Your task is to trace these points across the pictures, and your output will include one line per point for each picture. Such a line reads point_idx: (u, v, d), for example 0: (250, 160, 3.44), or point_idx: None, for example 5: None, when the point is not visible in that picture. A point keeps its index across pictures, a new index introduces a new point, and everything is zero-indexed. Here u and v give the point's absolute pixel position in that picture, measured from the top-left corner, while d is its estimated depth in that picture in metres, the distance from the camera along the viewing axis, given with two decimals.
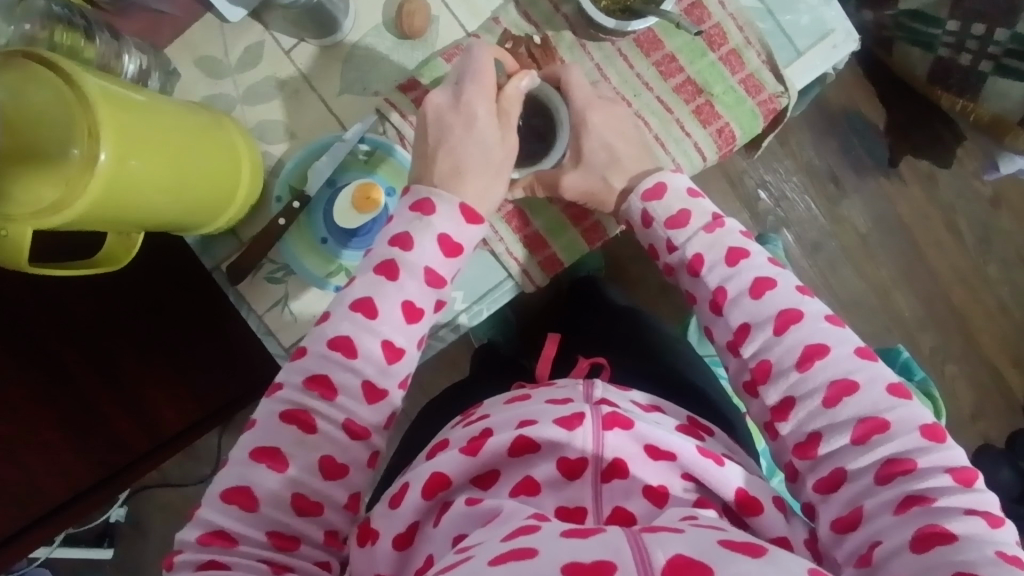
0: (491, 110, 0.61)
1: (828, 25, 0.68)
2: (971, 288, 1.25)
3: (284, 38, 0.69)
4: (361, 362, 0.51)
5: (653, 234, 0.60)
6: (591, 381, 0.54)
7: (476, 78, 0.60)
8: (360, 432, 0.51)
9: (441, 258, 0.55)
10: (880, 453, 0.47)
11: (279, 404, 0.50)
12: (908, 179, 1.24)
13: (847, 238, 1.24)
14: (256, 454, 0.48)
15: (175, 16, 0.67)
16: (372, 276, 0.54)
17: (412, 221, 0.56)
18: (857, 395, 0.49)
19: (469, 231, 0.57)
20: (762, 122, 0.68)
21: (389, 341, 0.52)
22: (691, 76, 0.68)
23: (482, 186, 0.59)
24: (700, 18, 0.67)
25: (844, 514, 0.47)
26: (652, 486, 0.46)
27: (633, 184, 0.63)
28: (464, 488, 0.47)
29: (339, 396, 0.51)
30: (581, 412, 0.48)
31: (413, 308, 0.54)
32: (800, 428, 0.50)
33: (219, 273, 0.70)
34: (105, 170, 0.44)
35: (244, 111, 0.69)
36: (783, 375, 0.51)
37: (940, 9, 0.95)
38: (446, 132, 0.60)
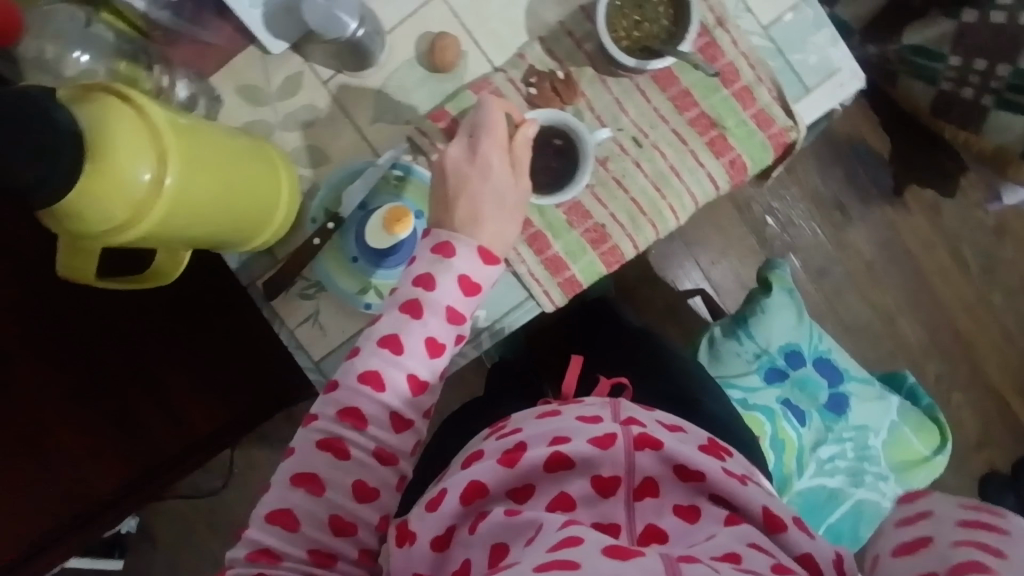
0: (502, 159, 0.63)
1: (835, 64, 0.72)
2: (977, 316, 1.27)
3: (322, 69, 0.73)
4: (388, 395, 0.54)
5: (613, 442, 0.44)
6: (617, 400, 0.58)
7: (489, 130, 0.62)
8: (388, 457, 0.54)
9: (463, 295, 0.57)
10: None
11: (315, 433, 0.54)
12: (913, 207, 1.27)
13: (853, 265, 1.27)
14: (295, 478, 0.52)
15: (220, 47, 0.71)
16: (397, 314, 0.56)
17: (434, 262, 0.58)
18: None
19: (487, 270, 0.59)
20: (773, 154, 0.72)
21: (414, 374, 0.55)
22: (706, 111, 0.71)
23: (497, 228, 0.61)
24: (713, 57, 0.71)
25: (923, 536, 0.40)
26: (681, 504, 0.50)
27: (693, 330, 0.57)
28: (500, 498, 0.50)
29: (369, 426, 0.54)
30: (613, 433, 0.53)
31: (436, 343, 0.56)
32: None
33: (254, 288, 0.74)
34: (167, 193, 0.48)
35: (282, 136, 0.73)
36: None
37: (942, 45, 0.99)
38: (462, 181, 0.62)
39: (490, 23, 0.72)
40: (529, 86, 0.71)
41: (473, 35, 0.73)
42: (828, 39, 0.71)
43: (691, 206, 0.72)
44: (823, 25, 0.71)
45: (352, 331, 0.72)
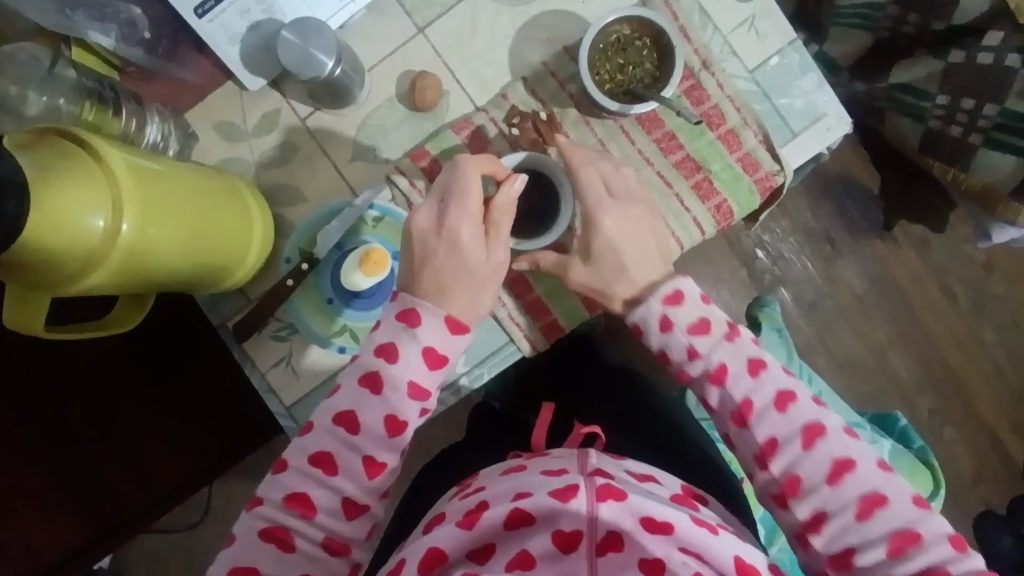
0: (474, 231, 0.59)
1: (821, 109, 0.70)
2: (967, 351, 1.26)
3: (299, 106, 0.71)
4: (341, 480, 0.52)
5: (670, 339, 0.60)
6: (586, 451, 0.56)
7: (460, 202, 0.59)
8: (340, 548, 0.52)
9: (427, 368, 0.55)
10: (914, 566, 0.50)
11: (258, 520, 0.51)
12: (902, 242, 1.26)
13: (843, 299, 1.26)
14: (234, 573, 0.49)
15: (197, 83, 0.70)
16: (357, 388, 0.54)
17: (399, 330, 0.56)
18: (889, 508, 0.51)
19: (454, 341, 0.57)
20: (760, 198, 0.70)
21: (372, 456, 0.53)
22: (691, 153, 0.70)
23: (466, 300, 0.58)
24: (699, 99, 0.70)
25: (840, 554, 0.52)
26: (649, 559, 0.47)
27: (652, 290, 0.62)
28: (460, 562, 0.49)
29: (318, 514, 0.51)
30: (575, 484, 0.50)
31: (396, 420, 0.54)
32: (784, 470, 0.54)
33: (224, 329, 0.71)
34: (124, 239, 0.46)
35: (258, 174, 0.71)
36: (812, 491, 0.53)
37: (930, 83, 0.99)
38: (430, 252, 0.59)
39: (473, 63, 0.71)
40: (512, 127, 0.70)
41: (455, 74, 0.71)
42: (815, 83, 0.70)
43: (677, 250, 0.70)
44: (809, 69, 0.70)
45: (325, 376, 0.70)
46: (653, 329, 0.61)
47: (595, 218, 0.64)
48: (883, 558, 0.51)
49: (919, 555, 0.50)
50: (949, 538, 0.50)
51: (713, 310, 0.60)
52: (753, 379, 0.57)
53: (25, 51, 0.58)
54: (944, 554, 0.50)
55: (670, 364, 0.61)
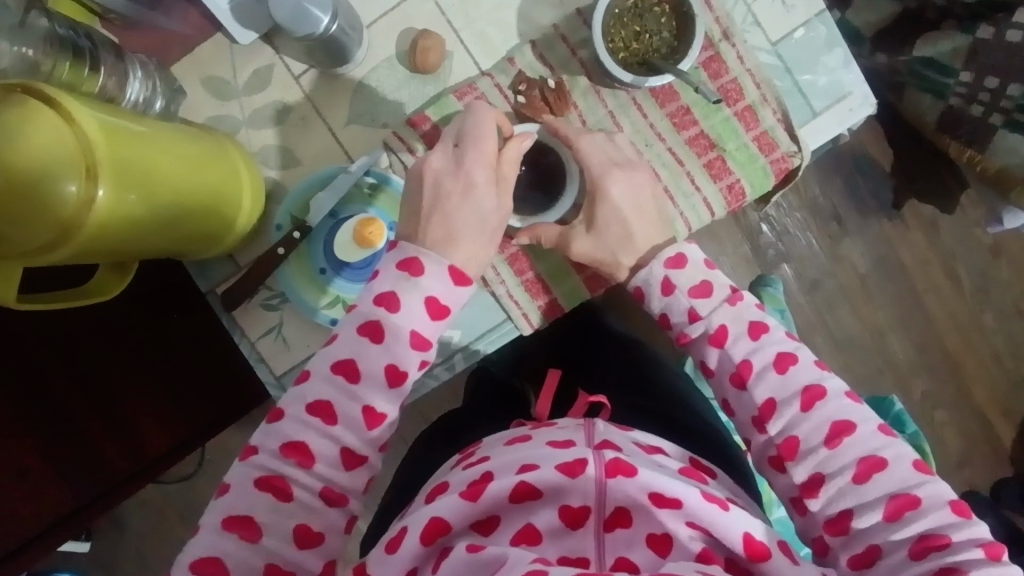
0: (488, 176, 0.59)
1: (846, 88, 0.66)
2: (966, 336, 1.25)
3: (294, 63, 0.67)
4: (340, 429, 0.50)
5: (673, 301, 0.59)
6: (592, 421, 0.55)
7: (476, 143, 0.58)
8: (338, 498, 0.50)
9: (429, 319, 0.54)
10: (914, 529, 0.48)
11: (254, 468, 0.49)
12: (911, 223, 1.23)
13: (846, 279, 1.24)
14: (228, 522, 0.47)
15: (185, 34, 0.66)
16: (357, 336, 0.52)
17: (398, 279, 0.54)
18: (886, 472, 0.50)
19: (457, 292, 0.55)
20: (774, 181, 0.67)
21: (371, 406, 0.51)
22: (705, 130, 0.67)
23: (476, 249, 0.57)
24: (717, 73, 0.66)
25: (836, 518, 0.50)
26: (656, 534, 0.47)
27: (654, 252, 0.61)
28: (463, 533, 0.48)
29: (316, 464, 0.50)
30: (584, 458, 0.49)
31: (397, 370, 0.52)
32: (781, 431, 0.53)
33: (213, 296, 0.69)
34: (99, 207, 0.43)
35: (249, 134, 0.68)
36: (811, 453, 0.51)
37: (955, 60, 0.94)
38: (442, 196, 0.58)
39: (478, 24, 0.67)
40: (518, 94, 0.66)
41: (460, 35, 0.67)
42: (841, 60, 0.66)
43: (684, 232, 0.67)
44: (836, 45, 0.66)
45: (317, 348, 0.68)
46: (655, 292, 0.60)
47: (600, 186, 0.62)
48: (880, 519, 0.49)
49: (917, 518, 0.48)
50: (949, 504, 0.49)
51: (715, 273, 0.59)
52: (753, 341, 0.56)
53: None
54: (942, 518, 0.48)
55: (671, 326, 0.60)
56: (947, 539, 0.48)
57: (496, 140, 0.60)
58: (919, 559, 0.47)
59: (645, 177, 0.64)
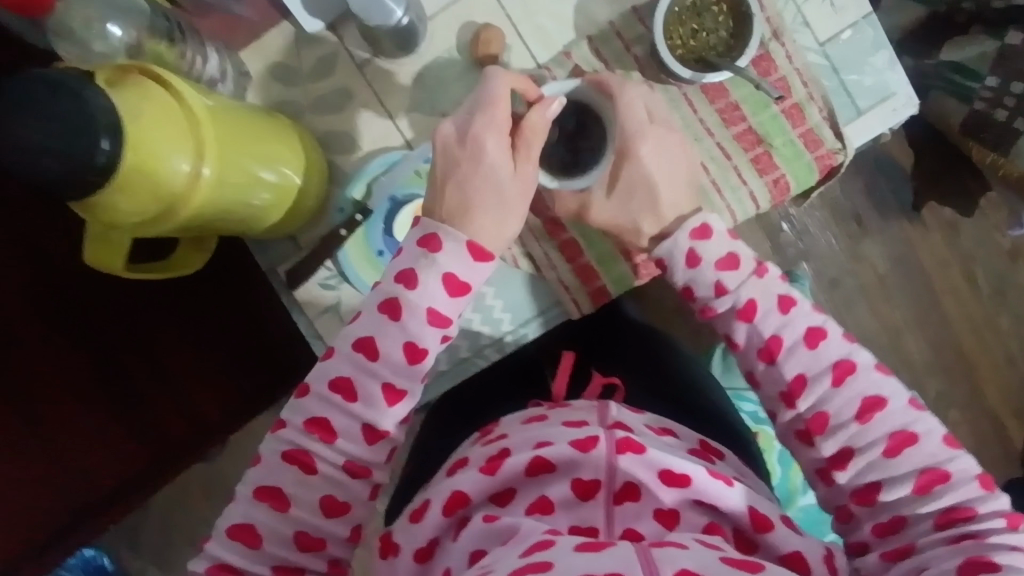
0: (500, 143, 0.59)
1: (891, 87, 0.69)
2: (981, 337, 1.27)
3: (358, 52, 0.70)
4: (360, 406, 0.54)
5: (698, 273, 0.60)
6: (606, 404, 0.58)
7: (486, 111, 0.58)
8: (360, 471, 0.54)
9: (448, 295, 0.56)
10: (941, 502, 0.52)
11: (282, 443, 0.53)
12: (931, 224, 1.26)
13: (865, 278, 1.26)
14: (259, 492, 0.52)
15: (250, 20, 0.68)
16: (377, 315, 0.55)
17: (419, 257, 0.56)
18: (916, 446, 0.53)
19: (476, 268, 0.56)
20: (818, 177, 0.70)
21: (390, 384, 0.54)
22: (753, 126, 0.69)
23: (491, 222, 0.58)
24: (767, 70, 0.68)
25: (864, 490, 0.54)
26: (663, 509, 0.49)
27: (672, 225, 0.62)
28: (482, 505, 0.51)
29: (338, 439, 0.53)
30: (596, 436, 0.52)
31: (416, 348, 0.55)
32: (811, 407, 0.55)
33: (273, 274, 0.72)
34: (202, 185, 0.46)
35: (313, 119, 0.70)
36: (840, 428, 0.54)
37: (982, 64, 0.97)
38: (452, 166, 0.59)
39: (537, 17, 0.70)
40: None
41: (518, 28, 0.70)
42: (887, 61, 0.69)
43: (731, 224, 0.70)
44: (882, 46, 0.68)
45: None
46: (680, 264, 0.61)
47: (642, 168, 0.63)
48: (908, 493, 0.52)
49: (946, 492, 0.52)
50: (976, 478, 0.52)
51: (740, 244, 0.60)
52: (782, 315, 0.57)
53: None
54: (969, 492, 0.52)
55: (696, 298, 0.61)
56: (973, 511, 0.51)
57: (509, 107, 0.59)
58: (944, 529, 0.51)
59: (678, 141, 0.64)
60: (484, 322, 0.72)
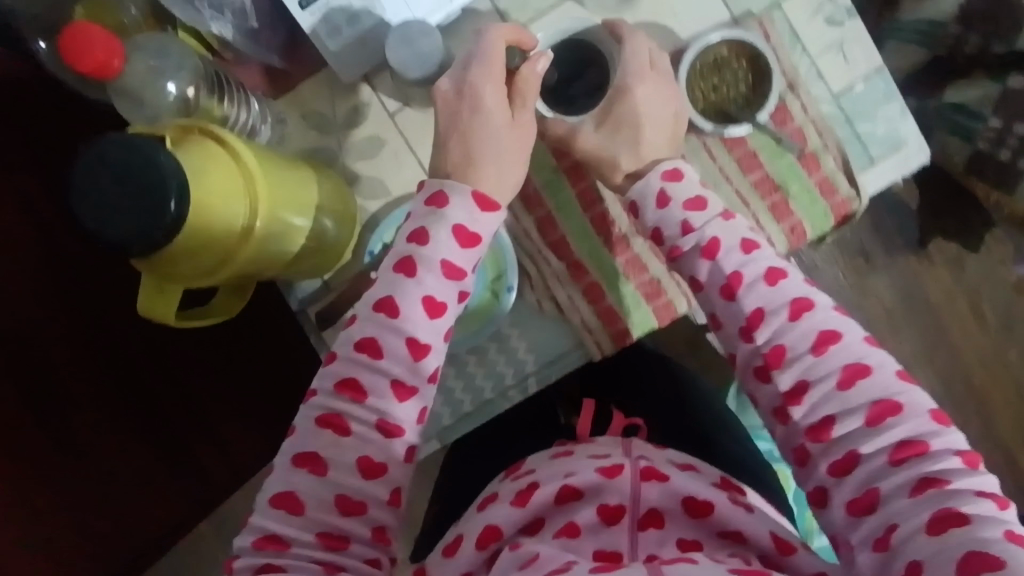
0: (497, 93, 0.62)
1: (903, 137, 0.71)
2: (991, 371, 1.28)
3: (389, 101, 0.73)
4: (387, 363, 0.55)
5: (667, 214, 0.62)
6: (631, 441, 0.59)
7: (481, 63, 0.62)
8: (394, 429, 0.54)
9: (460, 247, 0.58)
10: (894, 435, 0.52)
11: (314, 409, 0.54)
12: (937, 259, 1.28)
13: (873, 312, 1.28)
14: (296, 459, 0.52)
15: (288, 72, 0.72)
16: (393, 275, 0.57)
17: (427, 216, 0.58)
18: (869, 379, 0.54)
19: (483, 218, 0.59)
20: (834, 221, 0.72)
21: (414, 339, 0.56)
22: (770, 174, 0.71)
23: (495, 174, 0.62)
24: (783, 120, 0.71)
25: (818, 424, 0.54)
26: (686, 539, 0.51)
27: (644, 169, 0.65)
28: (514, 537, 0.53)
29: (368, 398, 0.54)
30: (621, 464, 0.54)
31: (435, 302, 0.57)
32: (768, 340, 0.56)
33: (304, 315, 0.73)
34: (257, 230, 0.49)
35: (344, 165, 0.73)
36: (796, 360, 0.55)
37: (985, 104, 0.99)
38: (455, 118, 0.62)
39: None
40: None
41: None
42: (898, 112, 0.71)
43: None
44: (894, 97, 0.71)
45: None
46: (650, 205, 0.63)
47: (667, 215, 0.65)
48: (861, 425, 0.53)
49: (897, 425, 0.52)
50: (929, 413, 0.53)
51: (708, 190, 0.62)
52: (744, 254, 0.58)
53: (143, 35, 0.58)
54: (923, 426, 0.52)
55: (664, 240, 0.62)
56: (927, 446, 0.51)
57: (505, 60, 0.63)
58: (899, 465, 0.51)
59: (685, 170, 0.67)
60: (509, 364, 0.73)
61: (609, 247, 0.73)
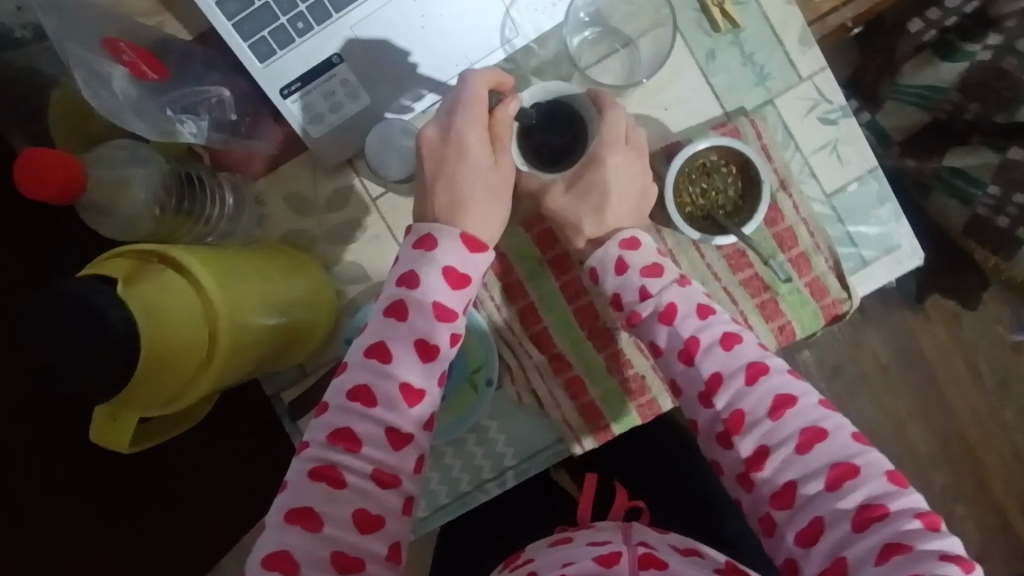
0: (481, 137, 0.61)
1: (896, 240, 0.70)
2: (986, 430, 1.22)
3: (372, 185, 0.71)
4: (380, 410, 0.51)
5: (625, 279, 0.61)
6: (630, 525, 0.55)
7: (465, 107, 0.60)
8: (390, 480, 0.50)
9: (450, 288, 0.55)
10: (855, 498, 0.49)
11: (307, 462, 0.49)
12: (933, 317, 1.22)
13: (868, 368, 1.23)
14: (290, 515, 0.47)
15: (272, 154, 0.71)
16: (382, 319, 0.54)
17: (416, 258, 0.56)
18: (828, 442, 0.51)
19: (472, 258, 0.57)
20: (824, 322, 0.70)
21: (408, 383, 0.52)
22: (759, 273, 0.70)
23: (481, 216, 0.60)
24: (773, 220, 0.69)
25: (782, 491, 0.51)
26: None
27: (610, 233, 0.65)
28: None
29: (363, 447, 0.50)
30: (619, 551, 0.51)
31: (428, 345, 0.53)
32: (728, 405, 0.54)
33: (278, 400, 0.72)
34: (219, 348, 0.49)
35: (324, 248, 0.71)
36: (756, 425, 0.53)
37: (984, 172, 0.92)
38: (437, 164, 0.61)
39: None
40: None
41: None
42: (891, 213, 0.70)
43: None
44: (888, 199, 0.69)
45: None
46: (609, 271, 0.63)
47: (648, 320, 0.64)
48: (823, 489, 0.50)
49: (857, 487, 0.49)
50: (886, 473, 0.50)
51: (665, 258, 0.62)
52: (701, 320, 0.57)
53: (104, 149, 0.57)
54: (880, 487, 0.49)
55: (623, 306, 0.61)
56: (885, 508, 0.49)
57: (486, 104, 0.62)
58: (863, 530, 0.48)
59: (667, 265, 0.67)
60: (487, 457, 0.71)
61: (592, 340, 0.72)
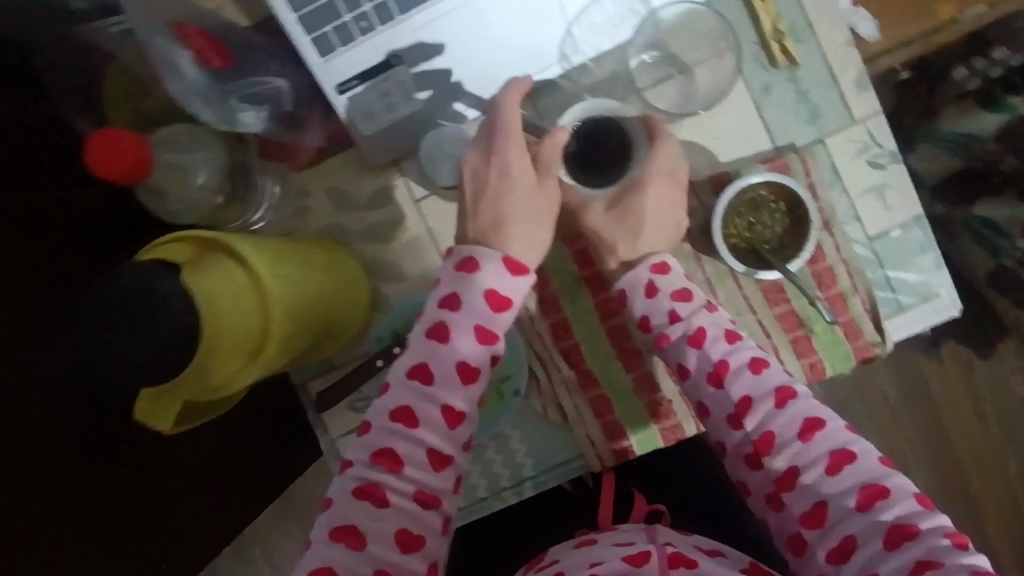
0: (522, 154, 0.61)
1: (933, 289, 0.70)
2: (991, 482, 1.10)
3: (417, 188, 0.72)
4: (423, 431, 0.51)
5: (654, 303, 0.62)
6: (655, 526, 0.55)
7: (503, 131, 0.61)
8: (430, 500, 0.50)
9: (490, 310, 0.55)
10: (884, 517, 0.48)
11: (350, 481, 0.50)
12: (946, 362, 1.10)
13: (874, 402, 1.10)
14: (334, 533, 0.47)
15: (322, 148, 0.71)
16: (425, 342, 0.54)
17: (457, 280, 0.56)
18: (856, 463, 0.51)
19: (513, 282, 0.56)
20: (854, 364, 0.70)
21: (450, 405, 0.52)
22: (795, 309, 0.70)
23: (525, 235, 0.60)
24: (815, 257, 0.69)
25: (811, 511, 0.51)
26: None
27: (643, 256, 0.65)
28: None
29: (406, 467, 0.50)
30: (647, 550, 0.50)
31: (469, 367, 0.54)
32: (757, 426, 0.54)
33: (304, 390, 0.73)
34: (269, 338, 0.51)
35: (362, 245, 0.72)
36: (785, 446, 0.53)
37: (1011, 228, 0.87)
38: (481, 181, 0.61)
39: None
40: None
41: None
42: (932, 263, 0.70)
43: None
44: (929, 249, 0.70)
45: None
46: (640, 294, 0.63)
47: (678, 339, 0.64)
48: (852, 508, 0.49)
49: (887, 507, 0.48)
50: (914, 495, 0.49)
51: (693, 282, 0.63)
52: (730, 344, 0.58)
53: (166, 133, 0.62)
54: (909, 507, 0.49)
55: (652, 328, 0.62)
56: (916, 527, 0.47)
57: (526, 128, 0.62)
58: (893, 550, 0.47)
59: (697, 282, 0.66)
60: (506, 466, 0.72)
61: (620, 360, 0.72)
